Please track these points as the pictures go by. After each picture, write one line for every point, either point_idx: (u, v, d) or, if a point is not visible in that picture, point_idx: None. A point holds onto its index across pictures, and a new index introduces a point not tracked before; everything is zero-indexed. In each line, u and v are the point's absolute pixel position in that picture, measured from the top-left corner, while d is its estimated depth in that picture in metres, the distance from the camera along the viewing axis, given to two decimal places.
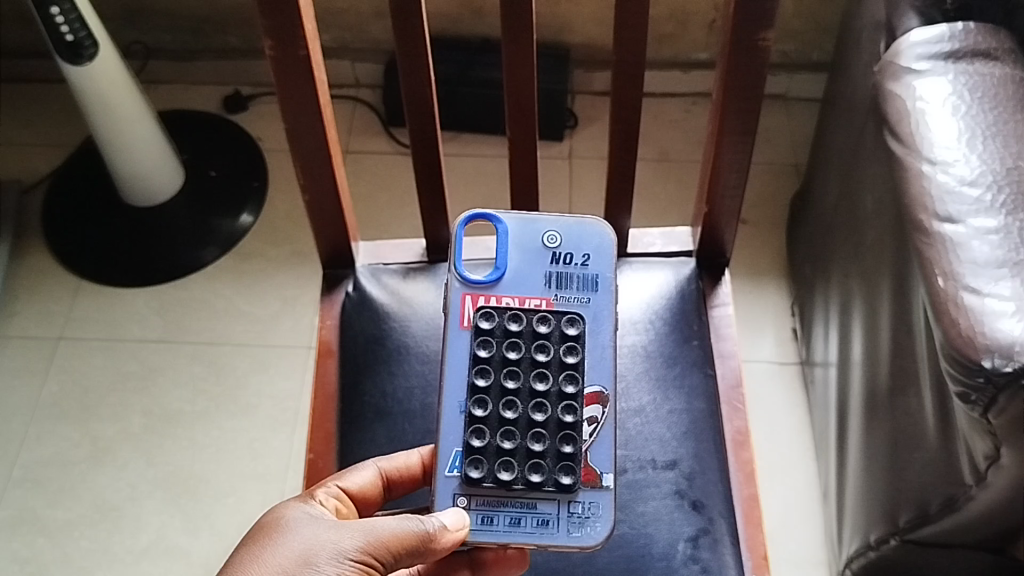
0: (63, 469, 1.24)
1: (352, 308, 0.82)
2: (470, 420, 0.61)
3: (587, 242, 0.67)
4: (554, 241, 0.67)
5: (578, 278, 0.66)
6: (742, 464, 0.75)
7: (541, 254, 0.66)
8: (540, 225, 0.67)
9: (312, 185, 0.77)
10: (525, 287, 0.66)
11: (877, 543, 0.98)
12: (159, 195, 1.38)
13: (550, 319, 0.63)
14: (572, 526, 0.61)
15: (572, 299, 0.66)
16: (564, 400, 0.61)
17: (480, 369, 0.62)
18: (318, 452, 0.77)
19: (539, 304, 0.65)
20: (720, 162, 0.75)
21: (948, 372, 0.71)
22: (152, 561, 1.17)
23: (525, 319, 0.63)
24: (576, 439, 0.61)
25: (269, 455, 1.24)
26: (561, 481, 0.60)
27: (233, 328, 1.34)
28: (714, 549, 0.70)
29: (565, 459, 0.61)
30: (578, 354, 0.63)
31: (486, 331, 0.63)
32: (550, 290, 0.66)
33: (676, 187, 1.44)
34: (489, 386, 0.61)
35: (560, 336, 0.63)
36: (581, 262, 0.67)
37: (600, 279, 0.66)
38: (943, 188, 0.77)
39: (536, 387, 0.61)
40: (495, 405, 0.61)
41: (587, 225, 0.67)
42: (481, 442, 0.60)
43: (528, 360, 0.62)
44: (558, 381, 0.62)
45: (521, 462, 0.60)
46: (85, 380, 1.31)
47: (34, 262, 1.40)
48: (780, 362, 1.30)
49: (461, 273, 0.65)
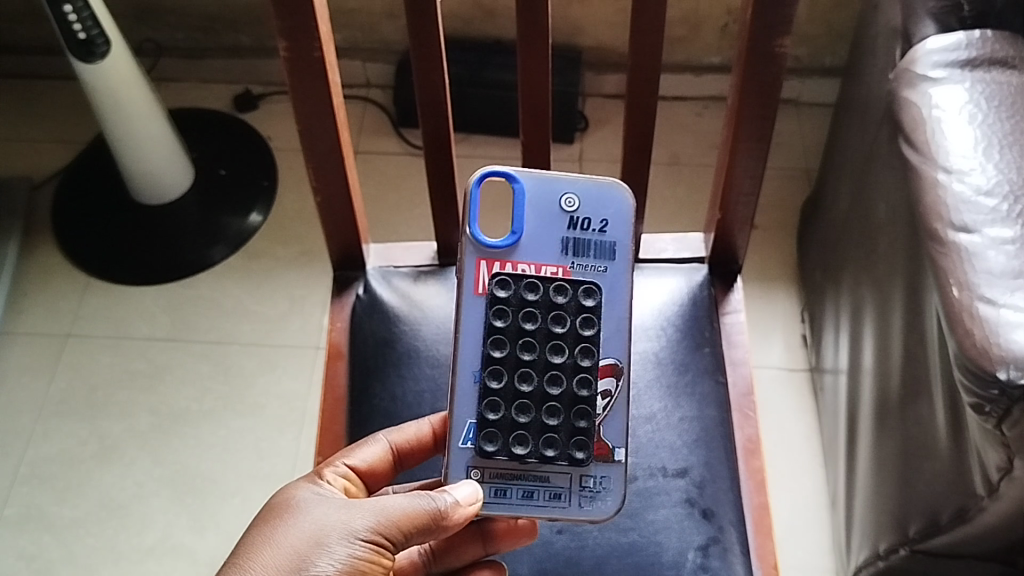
0: (70, 467, 1.24)
1: (363, 311, 0.82)
2: (484, 393, 0.59)
3: (605, 207, 0.63)
4: (571, 205, 0.63)
5: (595, 245, 0.62)
6: (753, 473, 0.75)
7: (558, 218, 0.63)
8: (558, 187, 0.63)
9: (323, 187, 0.77)
10: (542, 253, 0.62)
11: (886, 552, 0.98)
12: (168, 193, 1.38)
13: (567, 290, 0.60)
14: (583, 500, 0.61)
15: (588, 267, 0.62)
16: (580, 374, 0.59)
17: (495, 340, 0.59)
18: (327, 455, 0.76)
19: (556, 273, 0.61)
20: (734, 169, 0.75)
21: (962, 383, 0.71)
22: (158, 560, 1.17)
23: (542, 288, 0.60)
24: (591, 415, 0.59)
25: (275, 455, 1.24)
26: (574, 457, 0.59)
27: (241, 327, 1.34)
28: (724, 558, 0.69)
29: (579, 435, 0.59)
30: (595, 327, 0.59)
31: (502, 301, 0.59)
32: (566, 257, 0.62)
33: (687, 191, 1.43)
34: (504, 359, 0.58)
35: (576, 307, 0.60)
36: (598, 227, 0.63)
37: (617, 247, 0.63)
38: (959, 198, 0.77)
39: (553, 361, 0.58)
40: (510, 377, 0.58)
41: (605, 187, 0.63)
42: (495, 416, 0.58)
43: (544, 331, 0.59)
44: (574, 354, 0.59)
45: (536, 436, 0.59)
46: (93, 378, 1.31)
47: (42, 259, 1.40)
48: (790, 368, 1.30)
49: (475, 236, 0.61)
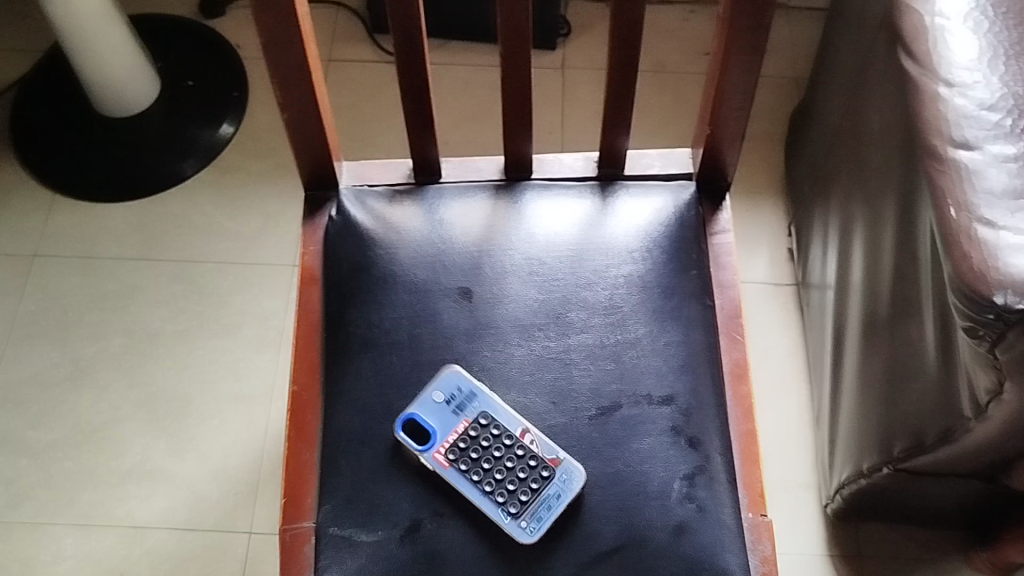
0: (42, 390, 1.21)
1: (335, 233, 0.78)
2: (453, 450, 0.67)
3: (465, 391, 0.69)
4: (447, 395, 0.69)
5: (471, 411, 0.69)
6: (741, 399, 0.73)
7: (444, 410, 0.69)
8: (448, 384, 0.70)
9: (290, 103, 0.72)
10: (446, 428, 0.68)
11: (869, 471, 0.97)
12: (133, 107, 1.33)
13: (479, 433, 0.68)
14: (560, 477, 0.66)
15: (487, 429, 0.68)
16: (517, 459, 0.67)
17: (451, 450, 0.67)
18: (302, 384, 0.74)
19: (460, 428, 0.68)
20: (725, 83, 0.71)
21: (956, 307, 0.69)
22: (137, 483, 1.16)
23: (461, 450, 0.67)
24: (539, 463, 0.67)
25: (253, 375, 1.22)
26: (542, 475, 0.66)
27: (216, 244, 1.31)
28: (710, 488, 0.68)
29: (531, 469, 0.67)
30: (509, 433, 0.68)
31: (452, 447, 0.68)
32: (459, 414, 0.69)
33: (673, 101, 1.38)
34: (461, 446, 0.67)
35: (494, 441, 0.68)
36: (468, 402, 0.69)
37: (483, 399, 0.69)
38: (960, 112, 0.73)
39: (484, 456, 0.67)
40: (471, 462, 0.67)
41: (463, 384, 0.70)
42: (467, 467, 0.67)
43: (473, 449, 0.67)
44: (505, 454, 0.67)
45: (496, 465, 0.67)
46: (62, 299, 1.27)
47: (5, 176, 1.35)
48: (775, 283, 1.28)
49: (405, 431, 0.68)
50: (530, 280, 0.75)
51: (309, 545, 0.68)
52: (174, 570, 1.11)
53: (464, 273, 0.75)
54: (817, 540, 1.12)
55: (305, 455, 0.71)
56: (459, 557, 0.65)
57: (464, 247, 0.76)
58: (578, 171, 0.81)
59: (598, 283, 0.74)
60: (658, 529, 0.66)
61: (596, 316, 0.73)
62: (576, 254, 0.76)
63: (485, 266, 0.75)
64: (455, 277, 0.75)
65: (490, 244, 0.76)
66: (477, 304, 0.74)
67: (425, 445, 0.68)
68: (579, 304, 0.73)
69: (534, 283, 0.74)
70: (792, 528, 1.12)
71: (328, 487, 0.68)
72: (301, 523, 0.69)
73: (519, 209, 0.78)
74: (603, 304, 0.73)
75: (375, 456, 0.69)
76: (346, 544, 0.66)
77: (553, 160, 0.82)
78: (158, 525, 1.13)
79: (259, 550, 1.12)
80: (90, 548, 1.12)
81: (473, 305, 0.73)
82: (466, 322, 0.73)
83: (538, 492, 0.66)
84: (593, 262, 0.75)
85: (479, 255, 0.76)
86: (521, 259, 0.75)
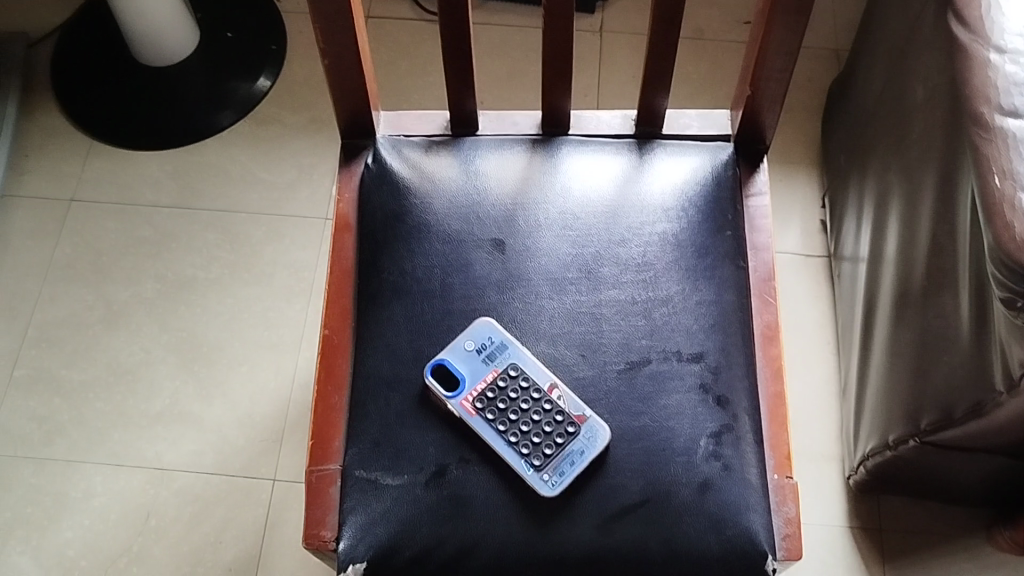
0: (76, 331, 1.23)
1: (370, 181, 0.78)
2: (481, 399, 0.68)
3: (495, 342, 0.70)
4: (477, 345, 0.70)
5: (501, 362, 0.69)
6: (770, 360, 0.73)
7: (475, 359, 0.69)
8: (480, 334, 0.70)
9: (331, 49, 0.72)
10: (476, 376, 0.69)
11: (895, 443, 0.96)
12: (172, 56, 1.34)
13: (509, 384, 0.68)
14: (585, 433, 0.66)
15: (516, 380, 0.68)
16: (546, 413, 0.67)
17: (480, 398, 0.68)
18: (333, 328, 0.74)
19: (490, 377, 0.69)
20: (768, 43, 0.70)
21: (995, 277, 0.68)
22: (166, 426, 1.17)
23: (490, 399, 0.68)
24: (567, 418, 0.67)
25: (283, 325, 1.23)
26: (568, 430, 0.67)
27: (250, 196, 1.31)
28: (736, 446, 0.68)
29: (558, 423, 0.67)
30: (539, 386, 0.68)
31: (482, 395, 0.68)
32: (489, 364, 0.69)
33: (712, 68, 1.37)
34: (490, 396, 0.68)
35: (523, 393, 0.68)
36: (497, 353, 0.69)
37: (512, 351, 0.70)
38: (1011, 79, 0.72)
39: (512, 407, 0.68)
40: (499, 412, 0.67)
41: (493, 335, 0.70)
42: (494, 416, 0.67)
43: (502, 399, 0.68)
44: (533, 407, 0.68)
45: (523, 417, 0.67)
46: (98, 243, 1.28)
47: (45, 120, 1.36)
48: (806, 255, 1.27)
49: (435, 377, 0.69)
50: (563, 234, 0.74)
51: (335, 486, 0.69)
52: (200, 512, 1.13)
53: (498, 225, 0.75)
54: (838, 511, 1.12)
55: (334, 399, 0.72)
56: (484, 504, 0.66)
57: (498, 199, 0.76)
58: (615, 129, 0.81)
59: (632, 240, 0.74)
60: (683, 485, 0.66)
61: (629, 272, 0.73)
62: (610, 210, 0.75)
63: (519, 218, 0.75)
64: (489, 228, 0.75)
65: (525, 197, 0.76)
66: (510, 256, 0.74)
67: (454, 391, 0.68)
68: (612, 259, 0.73)
69: (567, 238, 0.74)
70: (813, 498, 1.12)
71: (356, 431, 0.69)
72: (328, 465, 0.70)
73: (555, 163, 0.78)
74: (635, 260, 0.73)
75: (404, 401, 0.69)
76: (372, 487, 0.67)
77: (591, 117, 0.81)
78: (186, 468, 1.15)
79: (283, 497, 1.13)
80: (119, 487, 1.14)
81: (506, 257, 0.74)
82: (498, 273, 0.73)
83: (562, 446, 0.66)
84: (628, 219, 0.75)
85: (514, 208, 0.76)
86: (555, 214, 0.75)
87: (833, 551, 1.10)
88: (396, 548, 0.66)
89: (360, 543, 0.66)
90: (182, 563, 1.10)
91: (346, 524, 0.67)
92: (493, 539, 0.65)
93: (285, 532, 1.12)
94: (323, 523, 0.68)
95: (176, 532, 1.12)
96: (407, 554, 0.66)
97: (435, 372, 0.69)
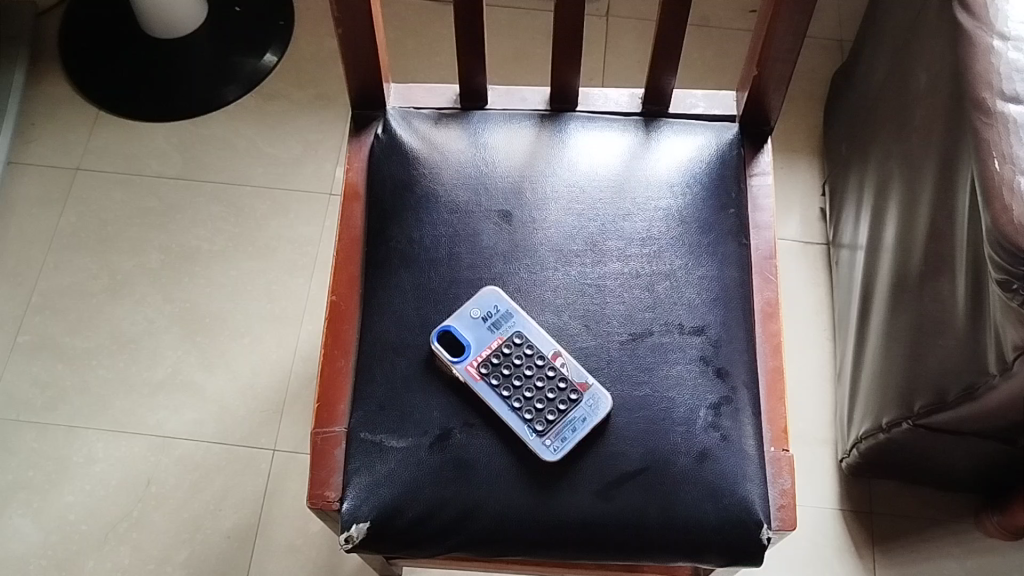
0: (81, 299, 1.24)
1: (381, 152, 0.79)
2: (487, 366, 0.69)
3: (500, 309, 0.71)
4: (484, 312, 0.71)
5: (506, 329, 0.70)
6: (769, 337, 0.75)
7: (481, 326, 0.70)
8: (487, 302, 0.71)
9: (346, 21, 0.73)
10: (481, 343, 0.70)
11: (888, 426, 0.98)
12: (179, 27, 1.35)
13: (514, 351, 0.69)
14: (586, 401, 0.68)
15: (521, 347, 0.70)
16: (550, 380, 0.69)
17: (485, 365, 0.69)
18: (341, 294, 0.76)
19: (496, 343, 0.70)
20: (775, 24, 0.70)
21: (992, 259, 0.69)
22: (168, 395, 1.19)
23: (497, 366, 0.69)
24: (571, 385, 0.68)
25: (286, 298, 1.24)
26: (570, 398, 0.68)
27: (255, 169, 1.32)
28: (735, 418, 0.69)
29: (561, 391, 0.68)
30: (543, 353, 0.70)
31: (488, 362, 0.69)
32: (494, 331, 0.70)
33: (715, 55, 1.38)
34: (496, 363, 0.69)
35: (529, 361, 0.69)
36: (502, 319, 0.71)
37: (517, 319, 0.71)
38: (1013, 66, 0.74)
39: (518, 375, 0.69)
40: (504, 379, 0.69)
41: (497, 299, 0.71)
42: (498, 384, 0.68)
43: (507, 365, 0.69)
44: (537, 373, 0.69)
45: (529, 383, 0.69)
46: (103, 213, 1.29)
47: (52, 89, 1.37)
48: (805, 242, 1.28)
49: (441, 343, 0.70)
50: (569, 207, 0.76)
51: (340, 449, 0.70)
52: (201, 480, 1.14)
53: (505, 196, 0.76)
54: (830, 493, 1.13)
55: (341, 363, 0.73)
56: (486, 468, 0.67)
57: (506, 171, 0.77)
58: (622, 107, 0.82)
59: (636, 214, 0.75)
60: (682, 454, 0.68)
61: (633, 246, 0.74)
62: (616, 185, 0.77)
63: (526, 191, 0.76)
64: (497, 200, 0.76)
65: (533, 170, 0.77)
66: (517, 227, 0.75)
67: (459, 357, 0.69)
68: (617, 233, 0.75)
69: (573, 210, 0.75)
70: (806, 479, 1.14)
71: (361, 395, 0.71)
72: (334, 427, 0.71)
73: (562, 137, 0.79)
74: (640, 235, 0.75)
75: (409, 366, 0.71)
76: (377, 449, 0.68)
77: (599, 94, 0.82)
78: (187, 436, 1.16)
79: (282, 466, 1.15)
80: (121, 454, 1.15)
81: (512, 228, 0.75)
82: (505, 244, 0.74)
83: (564, 414, 0.68)
84: (633, 194, 0.76)
85: (521, 181, 0.77)
86: (562, 187, 0.76)
87: (825, 533, 1.11)
88: (400, 509, 0.67)
89: (365, 504, 0.67)
90: (182, 529, 1.12)
91: (350, 485, 0.68)
92: (495, 503, 0.67)
93: (284, 501, 1.13)
94: (327, 483, 0.69)
95: (176, 499, 1.13)
96: (410, 515, 0.67)
97: (442, 338, 0.70)
